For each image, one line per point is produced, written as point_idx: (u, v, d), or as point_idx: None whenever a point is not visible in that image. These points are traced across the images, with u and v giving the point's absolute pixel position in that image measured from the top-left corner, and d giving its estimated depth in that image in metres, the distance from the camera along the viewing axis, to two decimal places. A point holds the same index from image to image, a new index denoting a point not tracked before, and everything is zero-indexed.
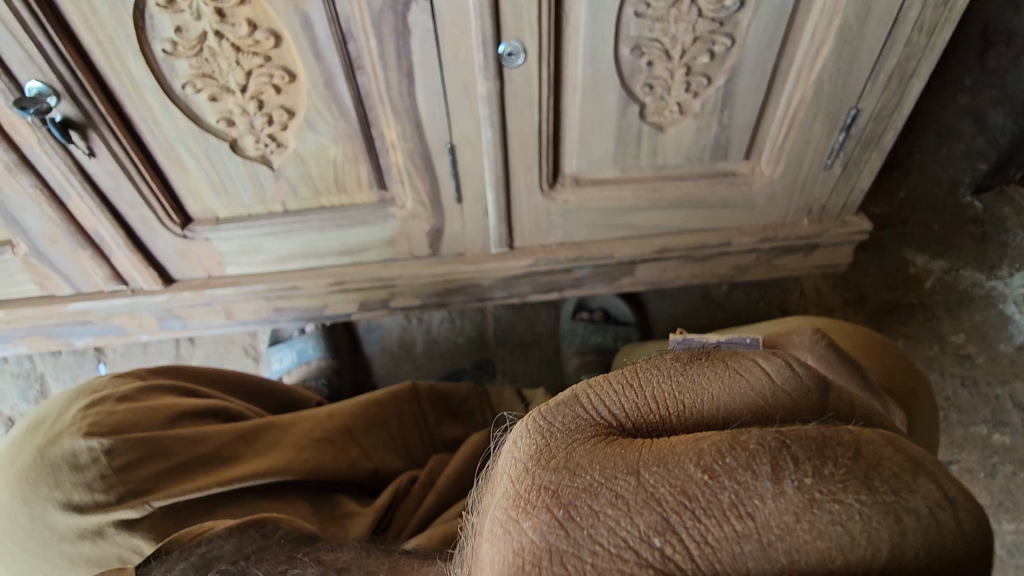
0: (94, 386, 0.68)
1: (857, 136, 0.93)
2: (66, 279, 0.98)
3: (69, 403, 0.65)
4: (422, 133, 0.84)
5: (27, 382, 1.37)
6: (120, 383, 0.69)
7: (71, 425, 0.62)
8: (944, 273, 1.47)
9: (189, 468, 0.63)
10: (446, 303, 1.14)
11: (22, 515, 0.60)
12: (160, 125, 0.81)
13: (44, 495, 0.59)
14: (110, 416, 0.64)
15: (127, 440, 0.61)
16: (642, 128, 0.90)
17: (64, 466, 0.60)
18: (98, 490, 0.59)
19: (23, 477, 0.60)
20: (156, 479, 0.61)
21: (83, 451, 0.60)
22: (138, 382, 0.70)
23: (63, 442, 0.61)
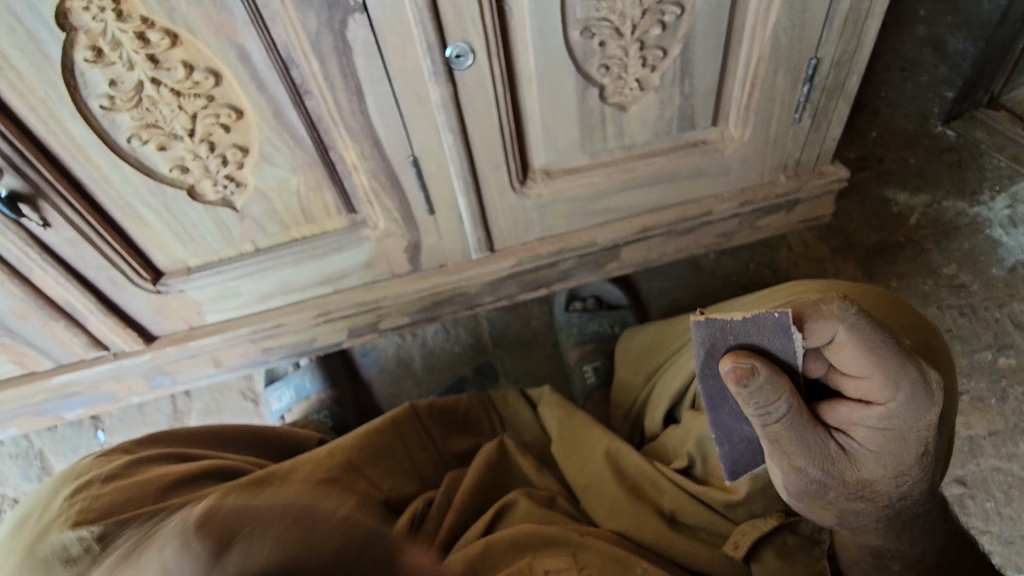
0: (79, 470, 0.66)
1: (820, 84, 0.91)
2: (45, 354, 0.95)
3: (56, 494, 0.63)
4: (382, 150, 0.82)
5: (27, 461, 1.34)
6: (106, 462, 0.67)
7: (58, 517, 0.60)
8: (927, 207, 1.46)
9: None
10: (436, 315, 1.12)
11: None
12: (112, 184, 0.78)
13: None
14: (98, 499, 0.61)
15: (118, 521, 0.58)
16: (604, 110, 0.88)
17: (55, 562, 0.56)
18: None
19: None
20: None
21: (73, 542, 0.57)
22: (126, 457, 0.68)
23: (51, 537, 0.58)
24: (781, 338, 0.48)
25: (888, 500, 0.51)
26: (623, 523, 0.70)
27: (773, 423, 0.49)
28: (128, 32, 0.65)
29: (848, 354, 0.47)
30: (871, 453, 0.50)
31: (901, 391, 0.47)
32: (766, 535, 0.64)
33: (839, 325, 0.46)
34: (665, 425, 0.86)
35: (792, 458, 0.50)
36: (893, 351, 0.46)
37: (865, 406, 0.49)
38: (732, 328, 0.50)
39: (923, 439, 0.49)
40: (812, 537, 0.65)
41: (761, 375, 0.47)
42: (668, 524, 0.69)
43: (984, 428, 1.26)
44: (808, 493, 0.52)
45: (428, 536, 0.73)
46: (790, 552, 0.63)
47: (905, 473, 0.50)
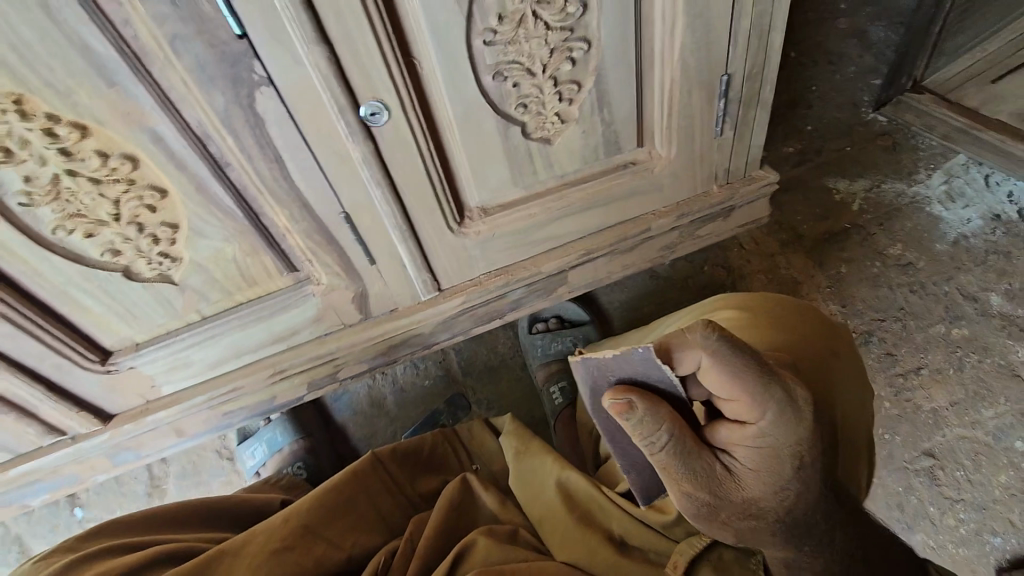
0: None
1: (736, 98, 0.94)
2: (1, 446, 0.94)
3: None
4: (312, 211, 0.83)
5: (4, 548, 1.32)
6: (45, 564, 0.67)
7: None
8: (868, 191, 1.50)
9: None
10: (395, 358, 1.13)
11: None
12: (44, 275, 0.78)
13: None
14: None
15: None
16: (529, 146, 0.90)
17: None
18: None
19: None
20: None
21: None
22: (66, 558, 0.67)
23: None
24: (653, 369, 0.47)
25: (779, 516, 0.50)
26: (574, 553, 0.71)
27: (659, 452, 0.47)
28: (35, 130, 0.65)
29: (716, 380, 0.45)
30: (753, 473, 0.48)
31: (768, 410, 0.46)
32: (702, 552, 0.62)
33: (703, 353, 0.44)
34: None
35: (680, 484, 0.48)
36: (756, 372, 0.45)
37: (741, 426, 0.48)
38: (609, 364, 0.49)
39: (798, 454, 0.48)
40: (745, 549, 0.63)
41: (638, 409, 0.46)
42: (617, 548, 0.71)
43: (946, 399, 1.30)
44: (701, 516, 0.50)
45: None
46: (726, 567, 0.61)
47: (789, 489, 0.48)
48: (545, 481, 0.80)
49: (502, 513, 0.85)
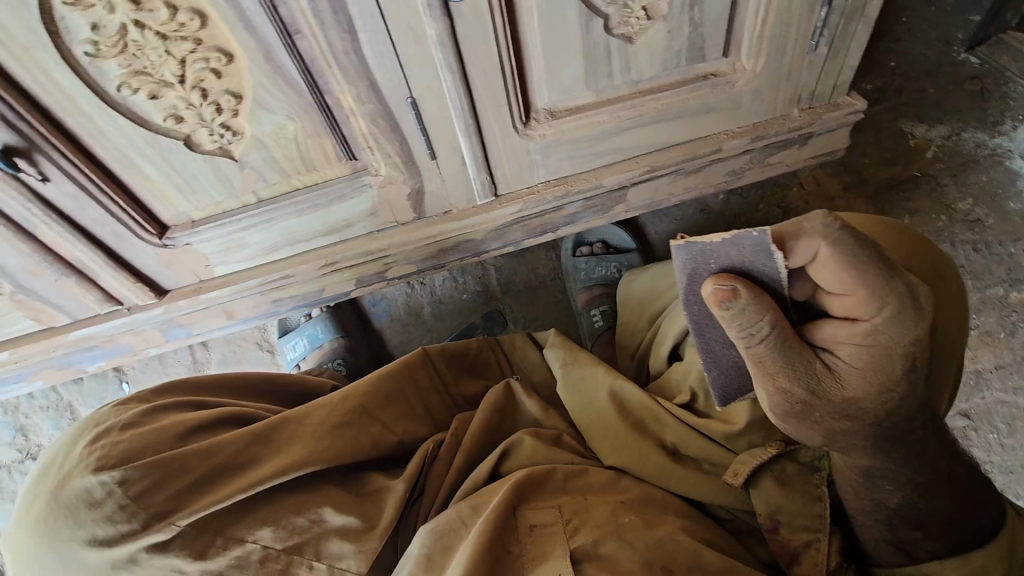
0: (97, 419, 0.67)
1: (839, 9, 0.85)
2: (59, 309, 0.95)
3: (74, 441, 0.65)
4: (379, 92, 0.79)
5: (57, 412, 1.39)
6: (124, 409, 0.68)
7: (81, 462, 0.63)
8: (944, 139, 1.40)
9: (209, 481, 0.63)
10: (443, 262, 1.12)
11: (51, 560, 0.61)
12: (106, 135, 0.76)
13: (67, 536, 0.61)
14: (118, 446, 0.63)
15: (138, 467, 0.61)
16: (609, 43, 0.83)
17: (80, 505, 0.61)
18: (121, 520, 0.60)
19: (44, 521, 0.61)
20: (176, 499, 0.62)
21: (96, 487, 0.60)
22: (141, 406, 0.69)
23: (75, 481, 0.61)
24: (761, 258, 0.43)
25: (878, 420, 0.46)
26: (623, 459, 0.71)
27: (758, 344, 0.43)
28: None
29: (830, 272, 0.41)
30: (859, 372, 0.44)
31: (886, 306, 0.42)
32: (764, 464, 0.62)
33: (820, 242, 0.40)
34: (671, 362, 0.87)
35: (774, 379, 0.45)
36: (875, 265, 0.41)
37: (850, 324, 0.44)
38: (713, 251, 0.45)
39: (910, 354, 0.43)
40: (810, 465, 0.63)
41: (743, 297, 0.42)
42: (670, 456, 0.71)
43: (990, 362, 1.26)
44: (792, 415, 0.47)
45: (439, 477, 0.78)
46: (788, 481, 0.61)
47: (894, 391, 0.45)
48: (596, 388, 0.80)
49: (546, 419, 0.85)
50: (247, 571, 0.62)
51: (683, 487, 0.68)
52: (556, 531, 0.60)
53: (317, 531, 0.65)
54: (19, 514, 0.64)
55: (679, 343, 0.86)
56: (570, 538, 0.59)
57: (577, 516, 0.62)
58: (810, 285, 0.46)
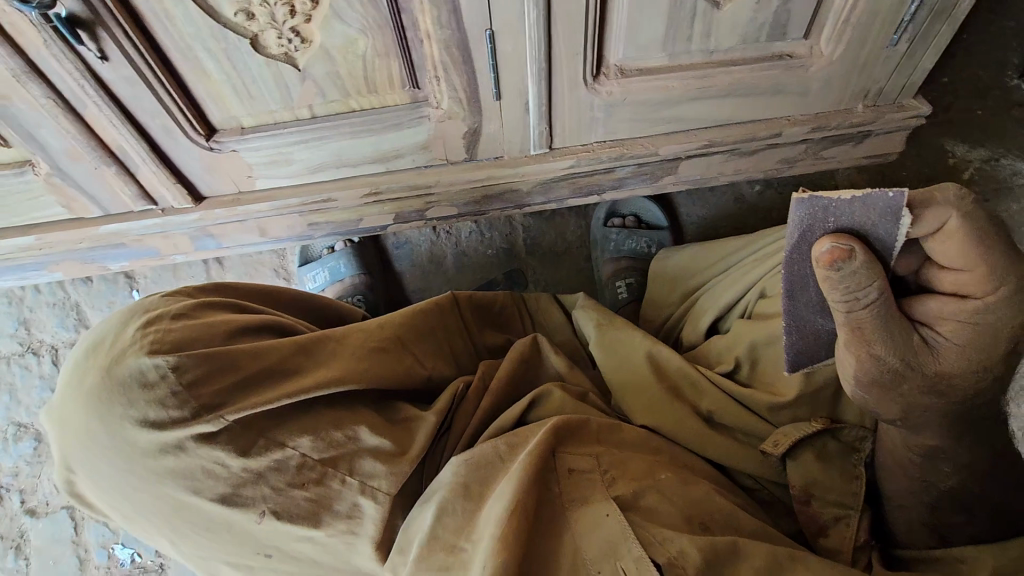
0: (146, 305, 0.66)
1: (930, 4, 0.83)
2: (94, 200, 0.93)
3: (126, 323, 0.64)
4: (459, 19, 0.77)
5: (64, 311, 1.36)
6: (173, 300, 0.67)
7: (133, 343, 0.61)
8: (983, 162, 1.38)
9: (256, 381, 0.63)
10: (483, 210, 1.11)
11: (100, 433, 0.61)
12: (174, 21, 0.73)
13: (120, 414, 0.60)
14: (170, 333, 0.62)
15: (194, 356, 0.61)
16: (696, 5, 0.81)
17: (133, 385, 0.60)
18: (173, 406, 0.60)
19: (95, 396, 0.61)
20: (227, 394, 0.61)
21: (149, 369, 0.60)
22: (189, 300, 0.68)
23: (127, 360, 0.60)
24: (886, 222, 0.46)
25: (960, 394, 0.52)
26: (659, 420, 0.73)
27: (863, 309, 0.48)
28: None
29: (954, 246, 0.46)
30: (955, 347, 0.50)
31: (1001, 287, 0.47)
32: (807, 437, 0.67)
33: (953, 213, 0.45)
34: (706, 336, 0.91)
35: (872, 347, 0.50)
36: (998, 244, 0.45)
37: (959, 302, 0.48)
38: (836, 208, 0.48)
39: (1009, 337, 0.49)
40: (851, 446, 0.67)
41: (857, 259, 0.45)
42: (705, 423, 0.73)
43: None
44: (881, 384, 0.52)
45: (466, 417, 0.78)
46: (827, 456, 0.66)
47: (983, 368, 0.50)
48: (633, 351, 0.81)
49: (570, 375, 0.85)
50: (283, 475, 0.62)
51: (718, 453, 0.70)
52: (594, 478, 0.61)
53: (352, 448, 0.65)
54: (66, 388, 0.63)
55: (717, 318, 0.90)
56: (609, 486, 0.60)
57: (615, 468, 0.63)
58: (917, 259, 0.50)
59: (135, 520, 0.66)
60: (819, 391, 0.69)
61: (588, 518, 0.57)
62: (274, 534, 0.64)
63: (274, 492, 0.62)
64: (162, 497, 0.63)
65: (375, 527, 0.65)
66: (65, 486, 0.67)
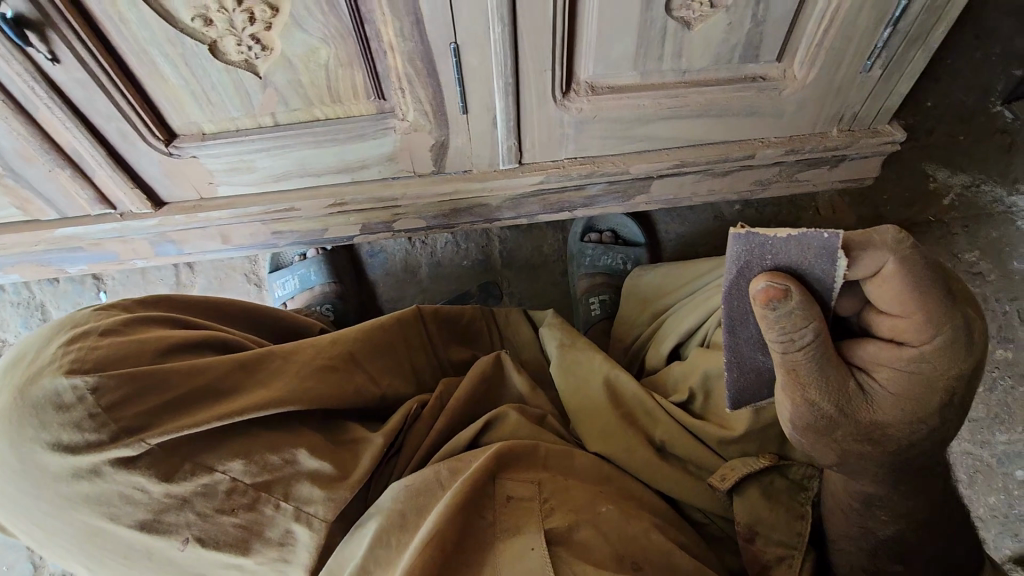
0: (75, 321, 0.64)
1: (903, 31, 0.82)
2: (50, 204, 0.91)
3: (48, 340, 0.62)
4: (423, 31, 0.75)
5: (28, 311, 1.33)
6: (104, 316, 0.65)
7: (52, 362, 0.59)
8: (964, 188, 1.37)
9: (188, 401, 0.61)
10: (453, 223, 1.09)
11: (10, 457, 0.59)
12: (128, 23, 0.71)
13: (31, 437, 0.58)
14: (94, 351, 0.60)
15: (114, 377, 0.58)
16: (666, 25, 0.80)
17: (48, 406, 0.58)
18: (89, 429, 0.57)
19: (8, 418, 0.58)
20: (155, 414, 0.59)
21: (66, 389, 0.57)
22: (123, 315, 0.66)
23: (44, 380, 0.58)
24: (821, 262, 0.44)
25: (897, 443, 0.50)
26: (611, 448, 0.71)
27: (795, 351, 0.46)
28: None
29: (890, 289, 0.44)
30: (891, 395, 0.48)
31: (938, 336, 0.45)
32: (754, 473, 0.65)
33: (889, 256, 0.43)
34: (668, 361, 0.89)
35: (805, 390, 0.48)
36: (937, 291, 0.44)
37: (897, 348, 0.47)
38: (772, 246, 0.46)
39: (947, 388, 0.47)
40: (799, 483, 0.65)
41: (793, 299, 0.44)
42: (657, 453, 0.71)
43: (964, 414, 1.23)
44: (814, 429, 0.50)
45: (419, 438, 0.76)
46: (774, 493, 0.64)
47: (920, 419, 0.49)
48: (593, 374, 0.79)
49: (532, 399, 0.83)
50: (211, 500, 0.60)
51: (669, 485, 0.68)
52: (531, 507, 0.59)
53: (288, 472, 0.63)
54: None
55: (680, 343, 0.88)
56: (544, 517, 0.58)
57: (555, 497, 0.60)
58: (858, 301, 0.49)
59: (51, 545, 0.63)
60: (773, 424, 0.67)
61: (514, 549, 0.55)
62: (202, 560, 0.62)
63: (201, 518, 0.60)
64: (81, 521, 0.60)
65: (309, 555, 0.63)
66: None
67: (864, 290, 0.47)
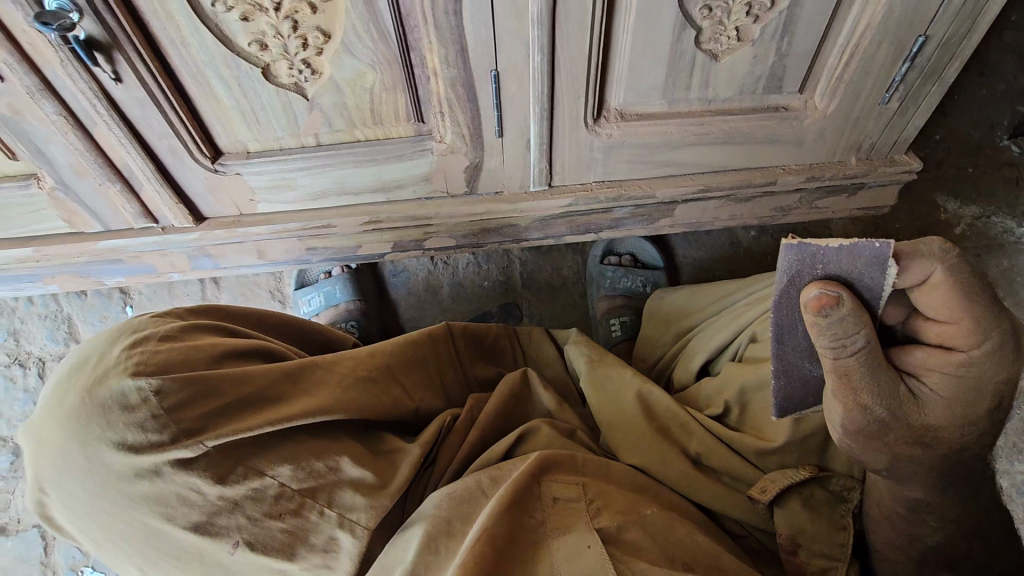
0: (135, 326, 0.66)
1: (920, 66, 0.87)
2: (95, 216, 0.94)
3: (112, 342, 0.64)
4: (466, 59, 0.79)
5: (55, 324, 1.35)
6: (162, 322, 0.68)
7: (117, 364, 0.61)
8: (974, 219, 1.40)
9: (242, 407, 0.63)
10: (482, 242, 1.12)
11: (76, 455, 0.60)
12: (188, 47, 0.75)
13: (96, 436, 0.59)
14: (156, 355, 0.62)
15: (175, 380, 0.60)
16: (695, 57, 0.84)
17: (114, 406, 0.59)
18: (152, 429, 0.59)
19: (74, 417, 0.60)
20: (211, 418, 0.61)
21: (132, 391, 0.59)
22: (179, 322, 0.68)
23: (110, 382, 0.60)
24: (872, 271, 0.48)
25: (946, 445, 0.53)
26: (646, 460, 0.73)
27: (849, 357, 0.49)
28: None
29: (939, 297, 0.47)
30: (941, 397, 0.51)
31: (984, 339, 0.48)
32: (795, 485, 0.67)
33: (937, 266, 0.46)
34: (697, 377, 0.91)
35: (858, 395, 0.51)
36: (983, 298, 0.47)
37: (944, 353, 0.50)
38: (824, 256, 0.49)
39: (994, 390, 0.50)
40: (839, 495, 0.68)
41: (844, 307, 0.47)
42: (693, 465, 0.73)
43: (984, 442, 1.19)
44: (867, 434, 0.53)
45: (452, 452, 0.77)
46: (815, 506, 0.66)
47: (969, 421, 0.52)
48: (625, 389, 0.81)
49: (560, 413, 0.84)
50: (260, 504, 0.61)
51: (707, 497, 0.70)
52: (579, 508, 0.60)
53: (333, 478, 0.65)
54: (47, 404, 0.62)
55: (709, 360, 0.90)
56: (593, 517, 0.59)
57: (600, 498, 0.61)
58: (904, 310, 0.52)
59: (100, 545, 0.64)
60: (809, 438, 0.69)
61: (568, 546, 0.55)
62: (249, 565, 0.63)
63: (251, 521, 0.61)
64: (132, 522, 0.61)
65: (351, 562, 0.64)
66: (35, 506, 0.65)
67: (911, 298, 0.50)
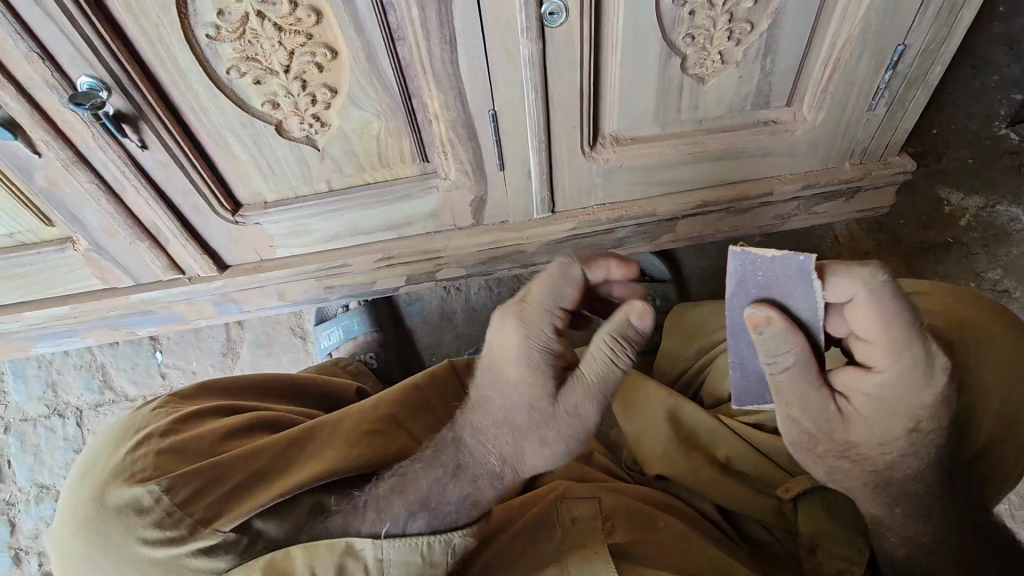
0: (136, 425, 0.70)
1: (902, 73, 0.89)
2: (126, 272, 0.99)
3: (116, 446, 0.67)
4: (465, 101, 0.84)
5: (90, 373, 1.41)
6: (159, 415, 0.71)
7: (124, 469, 0.64)
8: (978, 211, 1.40)
9: (247, 485, 0.65)
10: (491, 269, 1.16)
11: (104, 558, 0.62)
12: (207, 113, 0.81)
13: (119, 540, 0.62)
14: (159, 455, 0.65)
15: (181, 476, 0.63)
16: (683, 81, 0.88)
17: (129, 511, 0.62)
18: (169, 527, 0.61)
19: (94, 526, 0.62)
20: (220, 503, 0.63)
21: (144, 495, 0.62)
22: (179, 411, 0.72)
23: (121, 489, 0.63)
24: (802, 286, 0.53)
25: (874, 463, 0.58)
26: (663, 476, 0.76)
27: (779, 373, 0.55)
28: None
29: (863, 317, 0.52)
30: (861, 417, 0.56)
31: (900, 362, 0.52)
32: (813, 488, 0.70)
33: (861, 289, 0.51)
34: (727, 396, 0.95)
35: (789, 411, 0.57)
36: (904, 323, 0.51)
37: (865, 373, 0.55)
38: (761, 269, 0.54)
39: (913, 412, 0.54)
40: None
41: (773, 324, 0.53)
42: (714, 477, 0.75)
43: None
44: (798, 448, 0.59)
45: None
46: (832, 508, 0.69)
47: (893, 441, 0.56)
48: (646, 410, 0.82)
49: None
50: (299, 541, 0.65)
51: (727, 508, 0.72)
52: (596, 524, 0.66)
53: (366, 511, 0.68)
54: (65, 517, 0.65)
55: None
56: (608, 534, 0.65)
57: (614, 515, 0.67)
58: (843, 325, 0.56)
59: None
60: None
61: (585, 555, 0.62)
62: None
63: None
64: None
65: None
66: None
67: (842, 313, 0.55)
